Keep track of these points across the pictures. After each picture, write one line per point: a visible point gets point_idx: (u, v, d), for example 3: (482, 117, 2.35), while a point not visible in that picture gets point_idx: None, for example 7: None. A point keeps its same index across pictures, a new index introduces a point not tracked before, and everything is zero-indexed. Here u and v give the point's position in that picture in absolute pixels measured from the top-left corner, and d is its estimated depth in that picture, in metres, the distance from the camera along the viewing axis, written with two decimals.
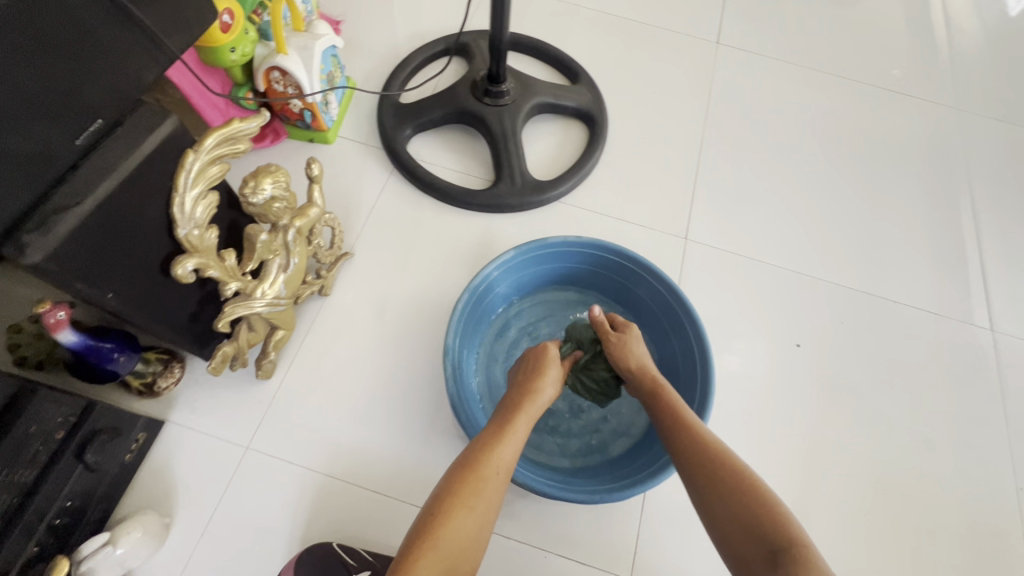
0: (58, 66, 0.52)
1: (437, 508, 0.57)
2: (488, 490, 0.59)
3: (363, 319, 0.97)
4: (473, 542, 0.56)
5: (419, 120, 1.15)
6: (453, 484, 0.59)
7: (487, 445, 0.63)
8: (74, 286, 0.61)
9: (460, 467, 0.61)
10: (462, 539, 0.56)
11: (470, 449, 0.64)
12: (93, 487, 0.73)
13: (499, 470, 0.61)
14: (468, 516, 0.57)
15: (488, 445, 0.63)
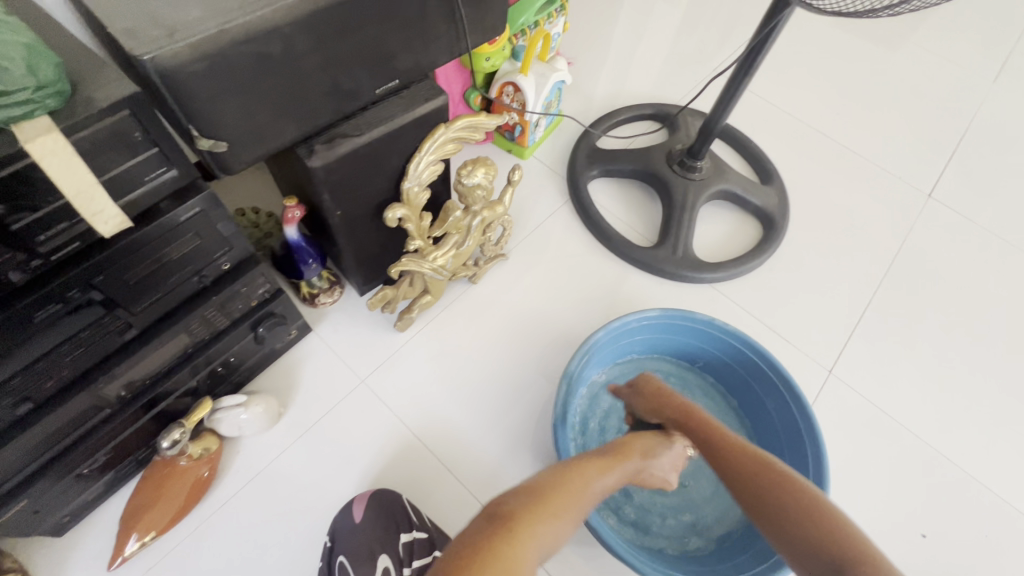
0: (396, 32, 0.65)
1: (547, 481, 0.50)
2: (598, 489, 0.53)
3: (496, 315, 1.04)
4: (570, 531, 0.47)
5: (609, 166, 1.23)
6: (567, 470, 0.53)
7: (604, 459, 0.58)
8: (322, 196, 0.73)
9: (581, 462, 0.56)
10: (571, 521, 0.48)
11: (598, 457, 0.58)
12: (248, 354, 0.86)
13: (610, 489, 0.56)
14: (571, 501, 0.49)
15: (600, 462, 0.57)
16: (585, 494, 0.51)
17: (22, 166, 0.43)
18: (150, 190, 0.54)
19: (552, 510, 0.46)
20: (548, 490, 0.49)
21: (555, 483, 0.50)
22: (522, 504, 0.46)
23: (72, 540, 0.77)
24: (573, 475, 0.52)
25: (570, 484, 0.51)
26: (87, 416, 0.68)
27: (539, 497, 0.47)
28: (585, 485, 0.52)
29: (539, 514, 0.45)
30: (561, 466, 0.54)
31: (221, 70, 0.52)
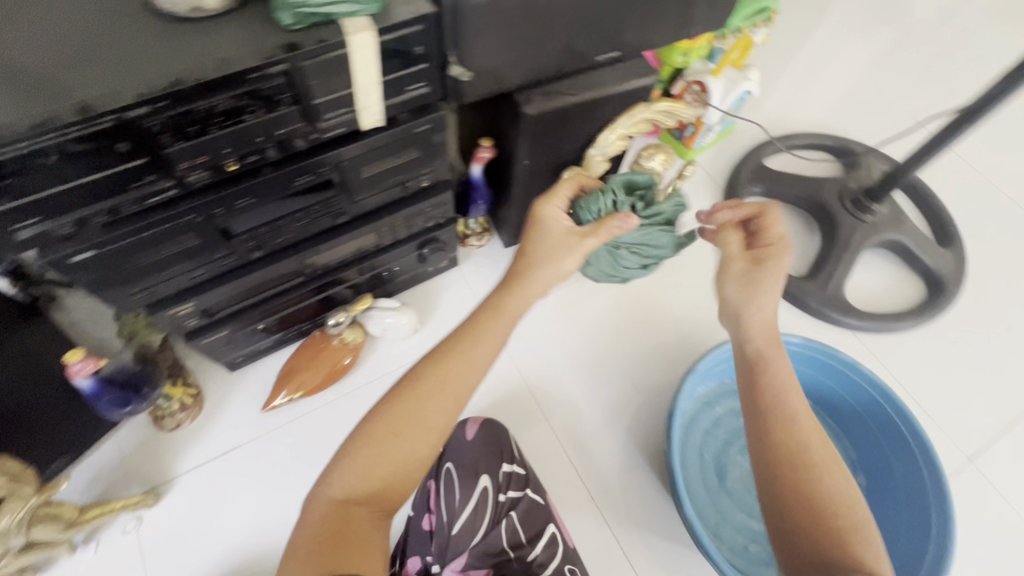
0: (635, 5, 0.69)
1: (371, 421, 0.53)
2: (430, 414, 0.53)
3: (625, 300, 1.07)
4: (410, 459, 0.52)
5: (772, 187, 1.19)
6: (381, 408, 0.54)
7: (437, 358, 0.56)
8: (520, 144, 0.79)
9: (409, 381, 0.55)
10: (402, 455, 0.52)
11: (416, 383, 0.54)
12: (407, 268, 0.95)
13: (462, 384, 0.55)
14: (394, 442, 0.52)
15: (424, 371, 0.55)
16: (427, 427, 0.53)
17: (341, 54, 0.52)
18: (406, 99, 0.63)
19: (375, 454, 0.52)
20: (367, 429, 0.53)
21: (381, 450, 0.52)
22: (343, 455, 0.53)
23: (238, 379, 0.92)
24: (393, 408, 0.53)
25: (387, 421, 0.52)
26: (285, 280, 0.80)
27: (355, 476, 0.51)
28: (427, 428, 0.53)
29: (359, 466, 0.52)
30: (387, 410, 0.53)
31: (494, 8, 0.59)
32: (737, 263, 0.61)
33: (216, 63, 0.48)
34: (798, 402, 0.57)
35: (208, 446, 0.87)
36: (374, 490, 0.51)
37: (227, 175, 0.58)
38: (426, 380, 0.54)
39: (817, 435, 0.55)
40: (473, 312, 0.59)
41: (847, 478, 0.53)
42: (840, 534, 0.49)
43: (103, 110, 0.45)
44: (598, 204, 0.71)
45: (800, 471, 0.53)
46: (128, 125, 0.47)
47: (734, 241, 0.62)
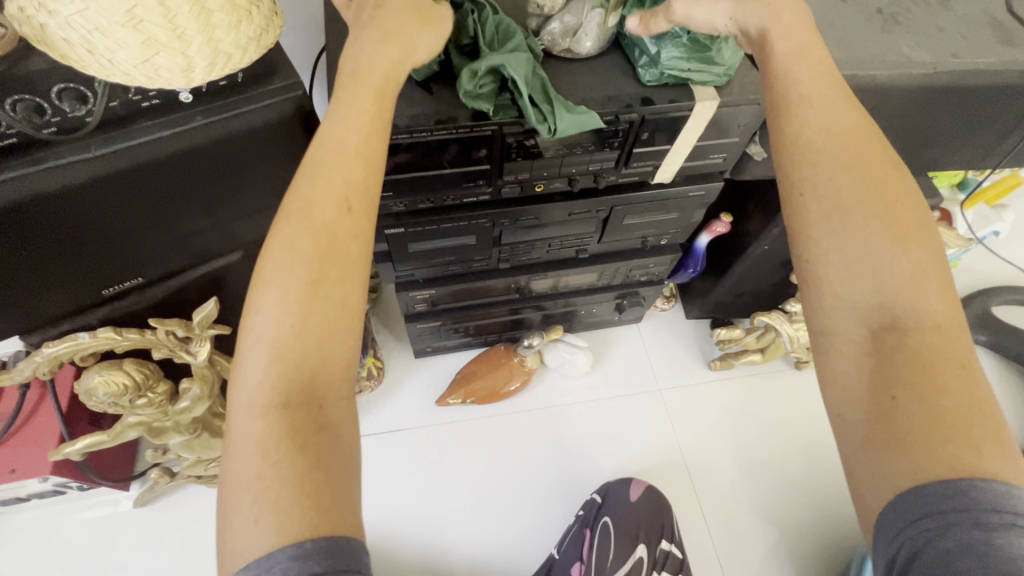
0: (952, 126, 0.66)
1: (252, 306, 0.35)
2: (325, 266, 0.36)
3: (804, 411, 0.99)
4: (320, 335, 0.35)
5: (1002, 339, 1.05)
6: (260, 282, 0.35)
7: (315, 181, 0.37)
8: (770, 228, 0.78)
9: (288, 240, 0.36)
10: (308, 330, 0.35)
11: (303, 253, 0.35)
12: (598, 313, 0.97)
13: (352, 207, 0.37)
14: (295, 325, 0.34)
15: (300, 201, 0.36)
16: (344, 270, 0.36)
17: (682, 114, 0.55)
18: (701, 164, 0.65)
19: (265, 346, 0.34)
20: (252, 313, 0.35)
21: (308, 312, 0.35)
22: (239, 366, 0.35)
23: (416, 366, 0.98)
24: (277, 279, 0.35)
25: (276, 291, 0.35)
26: (502, 293, 0.84)
27: (257, 411, 0.33)
28: (349, 268, 0.37)
29: (249, 374, 0.34)
30: (272, 275, 0.35)
31: None
32: (447, 18, 0.46)
33: (579, 100, 0.53)
34: (831, 175, 0.40)
35: (379, 418, 0.93)
36: (314, 368, 0.34)
37: (529, 193, 0.63)
38: (298, 222, 0.36)
39: (861, 231, 0.38)
40: (354, 173, 0.38)
41: (920, 255, 0.38)
42: (927, 351, 0.35)
43: (490, 118, 0.51)
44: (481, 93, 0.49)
45: (849, 284, 0.38)
46: (496, 134, 0.53)
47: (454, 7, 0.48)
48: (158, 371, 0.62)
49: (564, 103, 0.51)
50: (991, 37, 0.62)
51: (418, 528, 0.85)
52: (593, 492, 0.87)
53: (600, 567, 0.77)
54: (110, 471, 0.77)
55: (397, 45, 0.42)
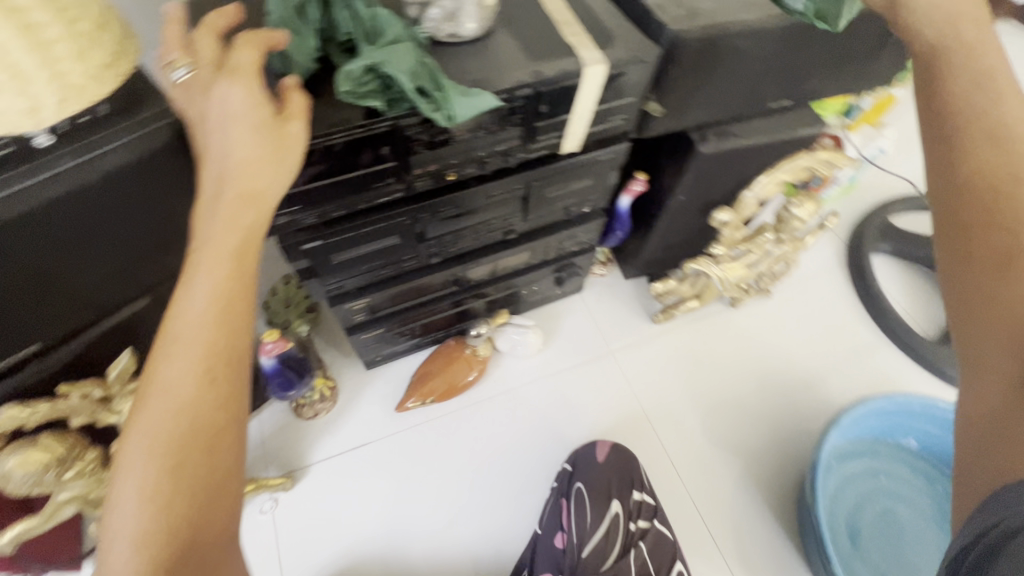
0: (822, 58, 0.71)
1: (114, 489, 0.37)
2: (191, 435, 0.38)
3: (745, 345, 1.06)
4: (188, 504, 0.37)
5: (903, 246, 1.15)
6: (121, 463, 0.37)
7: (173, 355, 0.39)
8: (682, 179, 0.81)
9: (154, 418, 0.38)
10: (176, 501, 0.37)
11: (165, 428, 0.38)
12: (539, 290, 0.98)
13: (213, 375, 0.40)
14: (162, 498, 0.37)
15: (159, 378, 0.39)
16: (216, 439, 0.39)
17: (574, 82, 0.56)
18: (605, 128, 0.66)
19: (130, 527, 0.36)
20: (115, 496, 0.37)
21: (173, 486, 0.37)
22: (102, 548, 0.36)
23: (370, 378, 0.96)
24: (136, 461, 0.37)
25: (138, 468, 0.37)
26: (440, 288, 0.84)
27: None
28: (220, 427, 0.39)
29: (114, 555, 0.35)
30: (133, 455, 0.37)
31: (705, 52, 0.62)
32: (300, 130, 0.43)
33: (472, 82, 0.53)
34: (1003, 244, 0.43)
35: (340, 438, 0.90)
36: (192, 530, 0.37)
37: (443, 183, 0.62)
38: (161, 398, 0.39)
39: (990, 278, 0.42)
40: (210, 335, 0.40)
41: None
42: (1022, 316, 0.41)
43: (385, 114, 0.49)
44: (355, 88, 0.47)
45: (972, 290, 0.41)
46: (395, 129, 0.52)
47: (300, 98, 0.43)
48: (83, 439, 0.58)
49: (456, 88, 0.51)
50: None
51: (401, 537, 0.84)
52: (565, 461, 0.89)
53: (581, 534, 0.78)
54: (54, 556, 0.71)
55: (253, 208, 0.42)
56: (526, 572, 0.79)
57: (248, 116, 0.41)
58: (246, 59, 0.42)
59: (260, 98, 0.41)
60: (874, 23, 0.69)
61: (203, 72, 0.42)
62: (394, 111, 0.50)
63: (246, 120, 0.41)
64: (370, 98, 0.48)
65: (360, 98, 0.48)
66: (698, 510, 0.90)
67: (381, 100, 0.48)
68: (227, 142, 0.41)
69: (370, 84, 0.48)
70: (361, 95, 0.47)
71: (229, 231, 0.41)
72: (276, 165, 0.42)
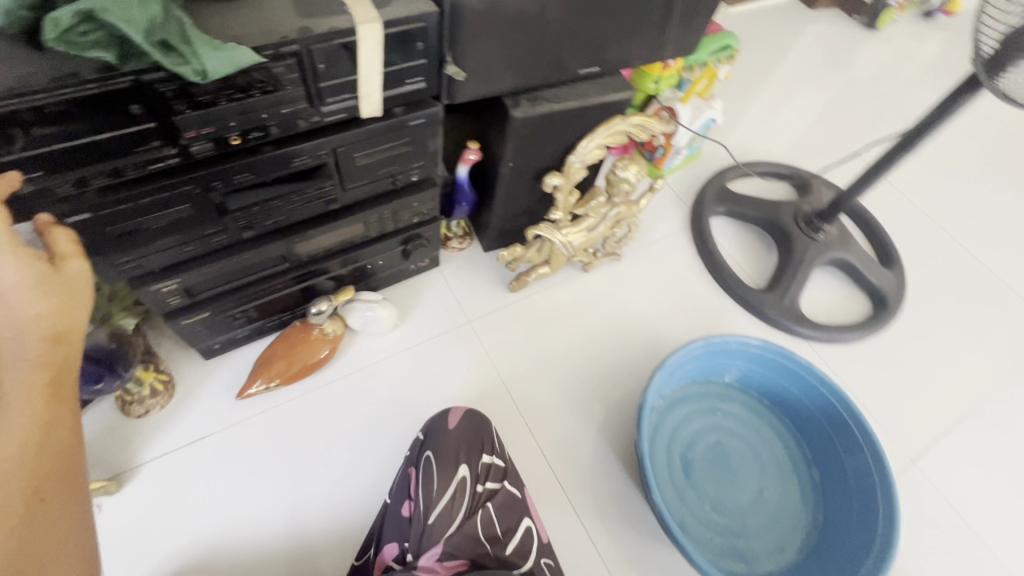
0: (615, 25, 0.76)
1: None
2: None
3: (597, 306, 1.12)
4: None
5: (735, 207, 1.27)
6: None
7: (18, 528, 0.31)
8: (506, 146, 0.84)
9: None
10: None
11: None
12: (389, 264, 0.97)
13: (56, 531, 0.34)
14: None
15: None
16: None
17: (349, 40, 0.56)
18: (404, 92, 0.67)
19: None
20: None
21: None
22: None
23: (211, 369, 0.91)
24: None
25: None
26: (270, 266, 0.81)
27: None
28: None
29: None
30: None
31: (490, 15, 0.65)
32: (80, 269, 0.38)
33: (231, 38, 0.52)
34: None
35: (177, 434, 0.85)
36: None
37: (230, 148, 0.60)
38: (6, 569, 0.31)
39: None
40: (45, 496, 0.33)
41: None
42: None
43: (120, 70, 0.47)
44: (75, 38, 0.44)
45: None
46: (142, 86, 0.49)
47: (65, 234, 0.40)
48: None
49: (207, 42, 0.49)
50: None
51: (246, 527, 0.81)
52: (419, 432, 0.90)
53: (428, 502, 0.75)
54: None
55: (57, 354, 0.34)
56: (374, 546, 0.79)
57: (25, 278, 0.34)
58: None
59: (28, 253, 0.35)
60: None
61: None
62: (133, 66, 0.47)
63: (24, 281, 0.34)
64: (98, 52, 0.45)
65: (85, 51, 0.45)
66: (551, 463, 0.94)
67: (112, 54, 0.45)
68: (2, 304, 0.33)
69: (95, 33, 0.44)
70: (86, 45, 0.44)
71: (35, 368, 0.32)
72: (74, 309, 0.36)
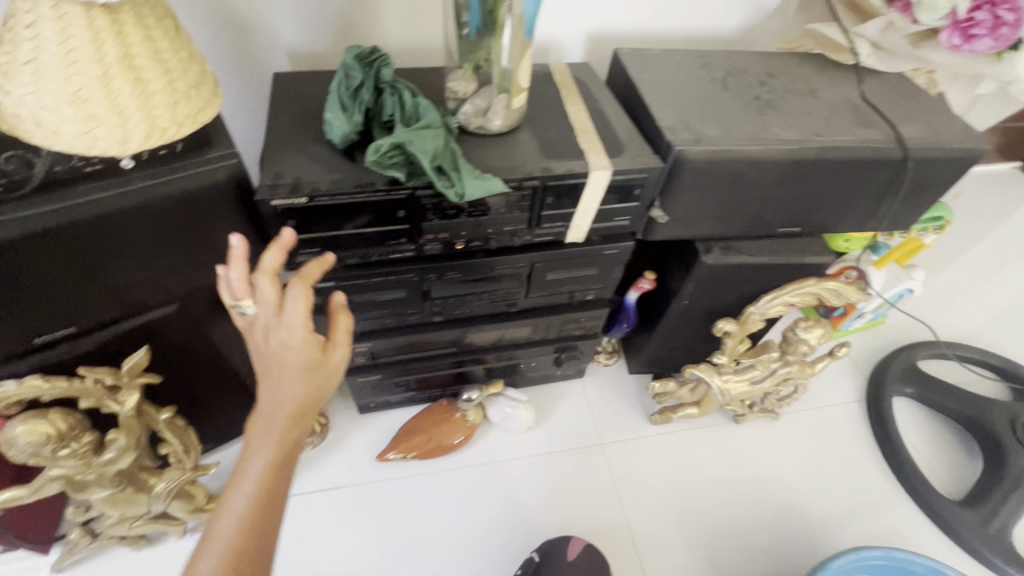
0: (830, 193, 0.75)
1: None
2: None
3: (744, 465, 1.01)
4: None
5: (928, 392, 1.10)
6: None
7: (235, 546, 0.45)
8: (686, 284, 0.85)
9: None
10: None
11: None
12: (538, 366, 1.00)
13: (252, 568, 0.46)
14: None
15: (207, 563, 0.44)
16: None
17: (579, 181, 0.63)
18: (609, 225, 0.72)
19: None
20: None
21: None
22: None
23: (360, 423, 0.99)
24: None
25: None
26: (442, 347, 0.88)
27: None
28: None
29: None
30: None
31: (710, 173, 0.68)
32: (343, 361, 0.50)
33: (487, 169, 0.61)
34: None
35: (319, 477, 0.92)
36: None
37: (452, 251, 0.69)
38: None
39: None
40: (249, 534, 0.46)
41: None
42: None
43: (403, 184, 0.57)
44: (381, 159, 0.56)
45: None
46: (412, 197, 0.59)
47: (347, 325, 0.50)
48: (85, 422, 0.63)
49: (470, 171, 0.58)
50: (852, 120, 0.74)
51: None
52: (532, 550, 0.86)
53: None
54: (29, 532, 0.75)
55: (297, 427, 0.49)
56: None
57: (302, 367, 0.47)
58: (297, 308, 0.47)
59: (315, 346, 0.47)
60: (879, 169, 0.73)
61: (264, 315, 0.48)
62: (413, 183, 0.57)
63: (303, 369, 0.47)
64: (392, 170, 0.56)
65: (384, 169, 0.56)
66: None
67: (402, 172, 0.56)
68: (285, 388, 0.46)
69: (394, 158, 0.56)
70: (386, 166, 0.56)
71: (278, 449, 0.48)
72: (322, 396, 0.49)
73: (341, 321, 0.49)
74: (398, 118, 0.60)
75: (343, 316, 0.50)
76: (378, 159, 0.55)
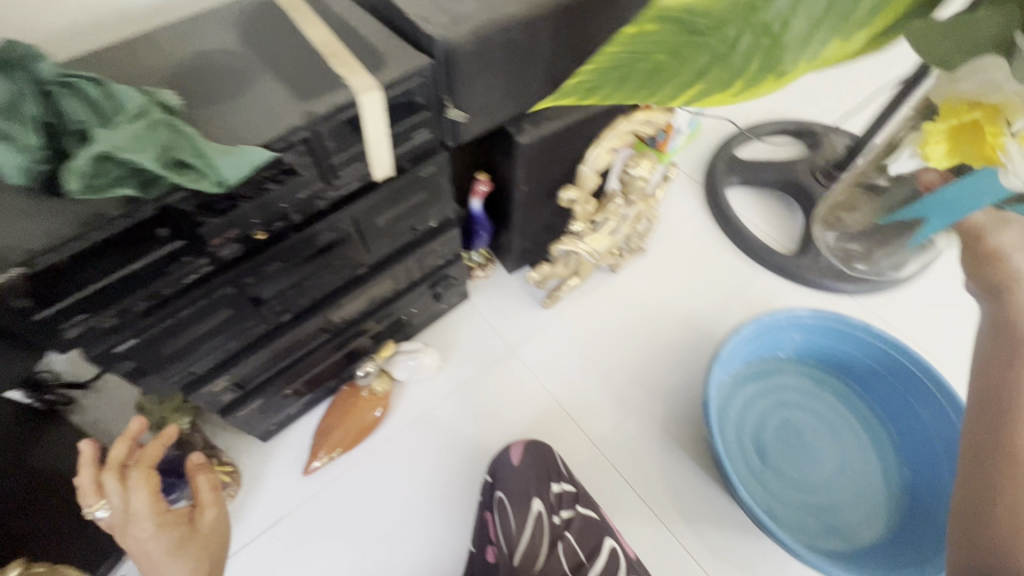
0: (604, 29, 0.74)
1: None
2: None
3: (634, 305, 1.10)
4: None
5: (750, 175, 1.24)
6: None
7: None
8: (516, 171, 0.83)
9: None
10: None
11: None
12: (421, 309, 0.97)
13: None
14: None
15: None
16: None
17: (351, 113, 0.55)
18: (412, 146, 0.66)
19: None
20: None
21: None
22: None
23: (272, 449, 0.91)
24: None
25: None
26: (312, 339, 0.81)
27: None
28: None
29: None
30: None
31: (485, 52, 0.63)
32: (212, 518, 0.57)
33: (238, 140, 0.51)
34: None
35: (255, 519, 0.86)
36: None
37: (256, 244, 0.60)
38: None
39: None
40: None
41: None
42: None
43: (143, 198, 0.46)
44: (90, 180, 0.44)
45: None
46: (166, 209, 0.49)
47: (208, 487, 0.59)
48: None
49: (217, 149, 0.48)
50: None
51: None
52: (486, 472, 0.89)
53: (510, 542, 0.78)
54: None
55: None
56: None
57: (173, 544, 0.51)
58: (144, 495, 0.53)
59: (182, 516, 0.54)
60: None
61: (118, 509, 0.52)
62: (150, 193, 0.46)
63: (177, 544, 0.51)
64: (114, 188, 0.45)
65: (102, 190, 0.45)
66: (623, 475, 0.93)
67: (131, 186, 0.45)
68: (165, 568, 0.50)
69: (108, 173, 0.45)
70: (101, 186, 0.45)
71: None
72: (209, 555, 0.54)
73: (208, 483, 0.60)
74: (94, 120, 0.47)
75: (208, 482, 0.60)
76: (84, 182, 0.44)
